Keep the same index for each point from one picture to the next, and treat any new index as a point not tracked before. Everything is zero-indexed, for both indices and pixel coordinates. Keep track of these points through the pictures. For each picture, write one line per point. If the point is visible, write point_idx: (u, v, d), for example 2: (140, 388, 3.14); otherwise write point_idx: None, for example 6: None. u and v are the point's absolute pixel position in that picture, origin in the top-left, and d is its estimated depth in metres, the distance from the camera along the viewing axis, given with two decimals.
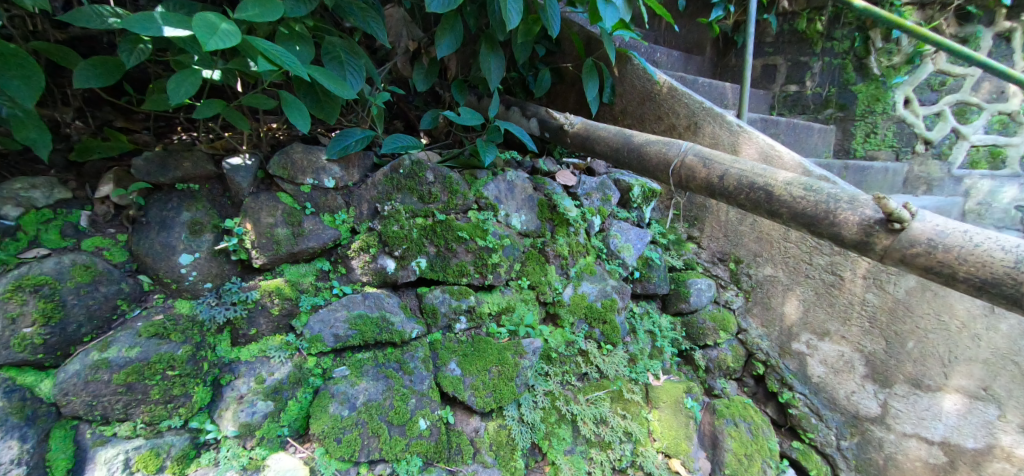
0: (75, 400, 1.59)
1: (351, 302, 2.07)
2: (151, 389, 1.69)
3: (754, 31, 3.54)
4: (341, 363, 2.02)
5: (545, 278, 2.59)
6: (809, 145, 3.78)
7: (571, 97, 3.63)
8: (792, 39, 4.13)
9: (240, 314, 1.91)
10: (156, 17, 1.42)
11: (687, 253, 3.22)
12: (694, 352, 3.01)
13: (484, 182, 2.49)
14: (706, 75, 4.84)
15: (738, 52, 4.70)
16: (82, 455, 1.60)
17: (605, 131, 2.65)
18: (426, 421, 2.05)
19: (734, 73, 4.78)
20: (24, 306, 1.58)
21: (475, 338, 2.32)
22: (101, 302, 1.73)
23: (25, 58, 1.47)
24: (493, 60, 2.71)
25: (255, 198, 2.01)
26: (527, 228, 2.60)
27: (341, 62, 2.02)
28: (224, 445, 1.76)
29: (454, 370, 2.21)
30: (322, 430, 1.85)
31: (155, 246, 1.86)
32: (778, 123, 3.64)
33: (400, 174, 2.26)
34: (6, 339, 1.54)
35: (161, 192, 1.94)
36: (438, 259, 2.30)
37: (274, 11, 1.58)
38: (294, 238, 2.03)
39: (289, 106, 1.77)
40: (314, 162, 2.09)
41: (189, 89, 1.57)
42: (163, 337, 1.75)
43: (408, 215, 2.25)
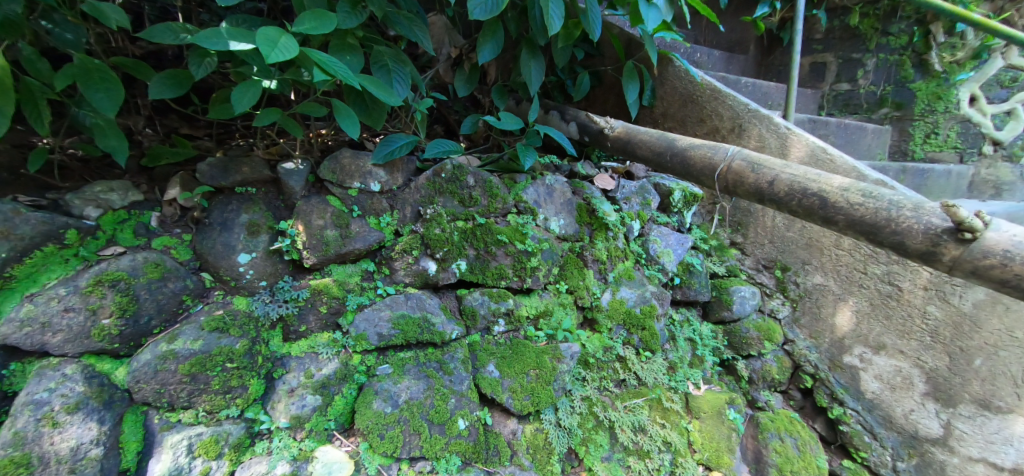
0: (145, 387, 1.71)
1: (394, 303, 2.14)
2: (212, 379, 1.79)
3: (801, 29, 3.41)
4: (384, 361, 2.08)
5: (584, 283, 2.58)
6: (863, 147, 3.59)
7: (610, 101, 3.61)
8: (843, 35, 3.94)
9: (292, 311, 2.00)
10: (223, 32, 1.51)
11: (730, 260, 3.15)
12: (737, 362, 2.91)
13: (523, 186, 2.52)
14: (749, 75, 4.68)
15: (783, 50, 4.53)
16: (151, 439, 1.72)
17: (647, 134, 2.61)
18: (465, 421, 2.08)
19: (779, 72, 4.60)
20: (103, 299, 1.71)
21: (514, 341, 2.34)
22: (169, 297, 1.85)
23: (107, 72, 1.63)
24: (534, 65, 2.74)
25: (307, 201, 2.11)
26: (565, 232, 2.61)
27: (389, 70, 2.09)
28: (276, 436, 1.85)
29: (493, 372, 2.24)
30: (367, 426, 1.91)
31: (217, 245, 1.98)
32: (828, 123, 3.48)
33: (442, 178, 2.30)
34: (88, 329, 1.68)
35: (223, 195, 2.07)
36: (478, 262, 2.34)
37: (327, 23, 1.65)
38: (342, 239, 2.12)
39: (341, 113, 1.84)
40: (361, 166, 2.18)
41: (252, 98, 1.68)
42: (222, 331, 1.85)
43: (449, 218, 2.30)
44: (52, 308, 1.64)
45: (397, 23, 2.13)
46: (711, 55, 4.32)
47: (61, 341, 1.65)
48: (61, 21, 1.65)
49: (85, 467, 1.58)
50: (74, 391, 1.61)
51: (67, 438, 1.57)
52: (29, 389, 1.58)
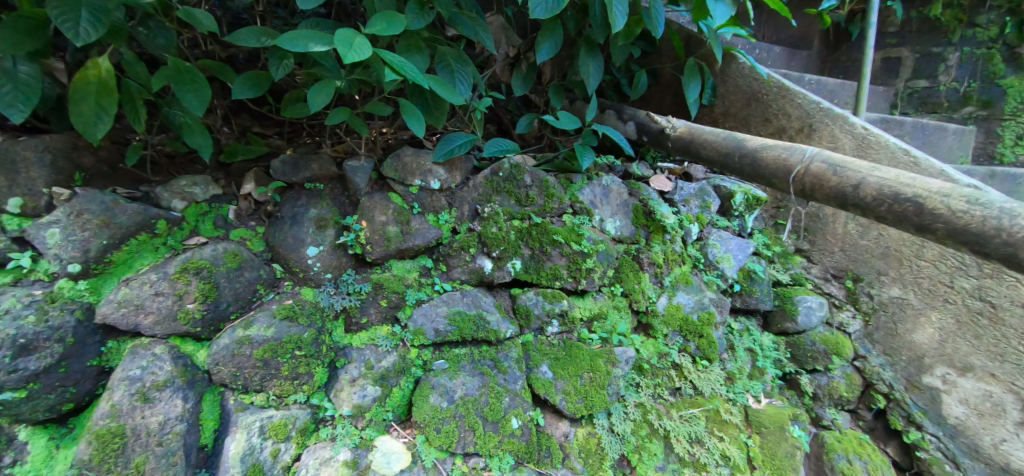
0: (223, 369, 1.83)
1: (451, 299, 2.17)
2: (282, 365, 1.88)
3: (875, 21, 3.19)
4: (440, 357, 2.12)
5: (639, 286, 2.51)
6: (941, 149, 3.25)
7: (667, 100, 3.50)
8: (920, 29, 3.64)
9: (354, 303, 2.08)
10: (302, 34, 1.58)
11: (795, 268, 2.96)
12: (800, 376, 2.72)
13: (579, 186, 2.50)
14: (812, 72, 4.41)
15: (852, 45, 4.28)
16: (227, 418, 1.83)
17: (713, 134, 2.52)
18: (519, 420, 2.07)
19: (846, 69, 4.33)
20: (188, 285, 1.83)
21: (568, 343, 2.31)
22: (245, 285, 1.96)
23: (196, 74, 1.75)
24: (592, 63, 2.69)
25: (370, 198, 2.18)
26: (621, 234, 2.56)
27: (452, 70, 2.12)
28: (340, 423, 1.92)
29: (547, 373, 2.22)
30: (424, 419, 1.95)
31: (288, 238, 2.09)
32: (902, 123, 3.21)
33: (500, 177, 2.33)
34: (175, 312, 1.81)
35: (293, 190, 2.17)
36: (532, 262, 2.33)
37: (397, 24, 1.69)
38: (403, 235, 2.17)
39: (407, 111, 1.89)
40: (422, 164, 2.23)
41: (325, 98, 1.75)
42: (292, 320, 1.94)
43: (506, 217, 2.31)
44: (145, 291, 1.78)
45: (460, 24, 2.16)
46: (770, 51, 4.13)
47: (152, 322, 1.79)
48: (157, 26, 1.79)
49: (171, 440, 1.71)
50: (163, 369, 1.75)
51: (157, 412, 1.70)
52: (125, 366, 1.73)
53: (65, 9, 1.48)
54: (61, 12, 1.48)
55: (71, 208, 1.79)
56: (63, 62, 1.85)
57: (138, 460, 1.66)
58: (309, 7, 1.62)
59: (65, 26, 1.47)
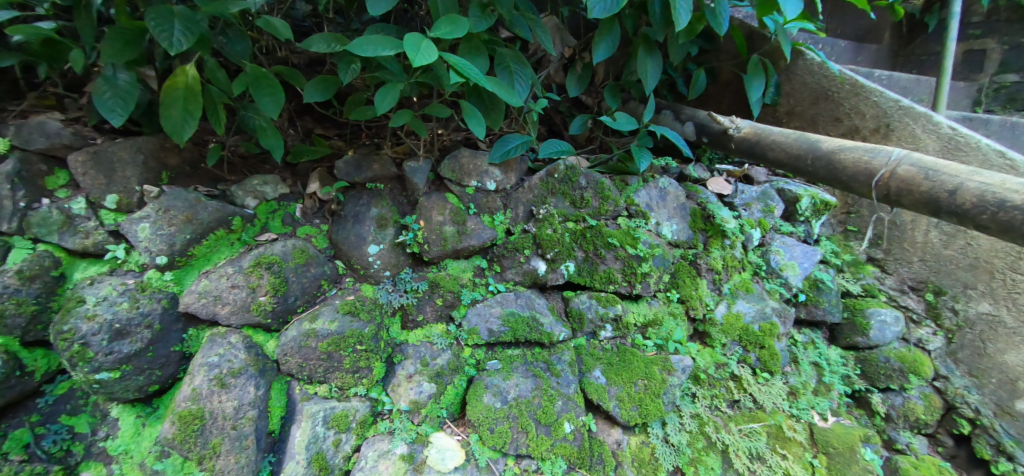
0: (291, 359, 1.92)
1: (505, 300, 2.18)
2: (344, 358, 1.95)
3: (960, 12, 2.96)
4: (493, 357, 2.13)
5: (696, 292, 2.42)
6: None
7: (726, 100, 3.35)
8: (1011, 17, 3.44)
9: (411, 301, 2.13)
10: (372, 40, 1.63)
11: (867, 278, 2.75)
12: (871, 395, 2.51)
13: (635, 188, 2.46)
14: (882, 67, 4.13)
15: (929, 38, 3.93)
16: (293, 406, 1.92)
17: (782, 135, 2.44)
18: (571, 425, 2.05)
19: (920, 63, 3.98)
20: (261, 279, 1.94)
21: (621, 348, 2.27)
22: (311, 280, 2.05)
23: (272, 80, 1.85)
24: (651, 62, 2.62)
25: (428, 198, 2.23)
26: (678, 238, 2.48)
27: (511, 71, 2.13)
28: (397, 418, 1.97)
29: (600, 378, 2.18)
30: (478, 418, 1.97)
31: (350, 236, 2.16)
32: (987, 122, 2.98)
33: (555, 178, 2.32)
34: (249, 303, 1.92)
35: (355, 190, 2.24)
36: (586, 264, 2.31)
37: (460, 28, 1.71)
38: (459, 235, 2.20)
39: (468, 113, 1.92)
40: (479, 165, 2.25)
41: (391, 101, 1.81)
42: (354, 315, 2.02)
43: (561, 219, 2.30)
44: (222, 284, 1.91)
45: (519, 26, 2.17)
46: (835, 46, 3.90)
47: (228, 312, 1.91)
48: (237, 34, 1.90)
49: (244, 425, 1.81)
50: (238, 357, 1.86)
51: (232, 397, 1.81)
52: (205, 352, 1.85)
53: (162, 21, 1.61)
54: (159, 24, 1.61)
55: (160, 205, 1.94)
56: (155, 69, 2.00)
57: (215, 441, 1.79)
58: (379, 12, 1.67)
59: (162, 36, 1.60)
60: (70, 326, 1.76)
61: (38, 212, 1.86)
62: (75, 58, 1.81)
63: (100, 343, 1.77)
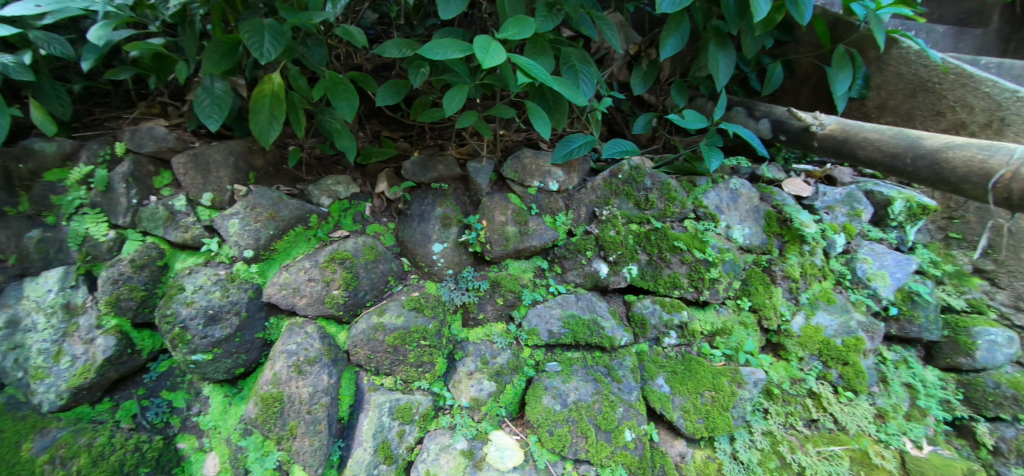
0: (360, 351, 2.02)
1: (565, 302, 2.17)
2: (409, 353, 2.02)
3: None
4: (552, 358, 2.12)
5: (770, 301, 2.27)
6: None
7: (803, 95, 3.05)
8: None
9: (472, 299, 2.16)
10: (442, 43, 1.68)
11: (972, 292, 2.45)
12: (976, 424, 2.21)
13: (703, 189, 2.36)
14: (990, 54, 3.68)
15: None
16: (360, 395, 2.01)
17: (875, 132, 2.25)
18: (632, 433, 1.99)
19: None
20: (334, 273, 2.05)
21: (687, 356, 2.17)
22: (380, 275, 2.14)
23: (347, 85, 1.95)
24: (723, 56, 2.49)
25: (491, 198, 2.26)
26: (750, 243, 2.34)
27: (576, 71, 2.11)
28: (458, 413, 2.00)
29: (663, 386, 2.10)
30: (537, 419, 1.96)
31: (416, 234, 2.23)
32: None
33: (619, 179, 2.27)
34: (323, 296, 2.04)
35: (421, 189, 2.31)
36: (650, 268, 2.25)
37: (528, 28, 1.71)
38: (521, 236, 2.20)
39: (533, 114, 1.92)
40: (541, 166, 2.26)
41: (459, 103, 1.85)
42: (419, 311, 2.08)
43: (624, 220, 2.26)
44: (301, 277, 2.04)
45: (585, 25, 2.18)
46: (932, 32, 3.53)
47: (305, 304, 2.04)
48: (316, 43, 2.03)
49: (318, 410, 1.93)
50: (314, 347, 1.99)
51: (307, 384, 1.94)
52: (285, 340, 2.00)
53: (254, 33, 1.75)
54: (252, 36, 1.74)
55: (248, 203, 2.11)
56: (245, 78, 2.17)
57: (292, 423, 1.92)
58: (451, 16, 1.69)
59: (254, 47, 1.74)
60: (173, 310, 1.96)
61: (148, 208, 2.10)
62: (180, 70, 2.01)
63: (197, 327, 1.96)
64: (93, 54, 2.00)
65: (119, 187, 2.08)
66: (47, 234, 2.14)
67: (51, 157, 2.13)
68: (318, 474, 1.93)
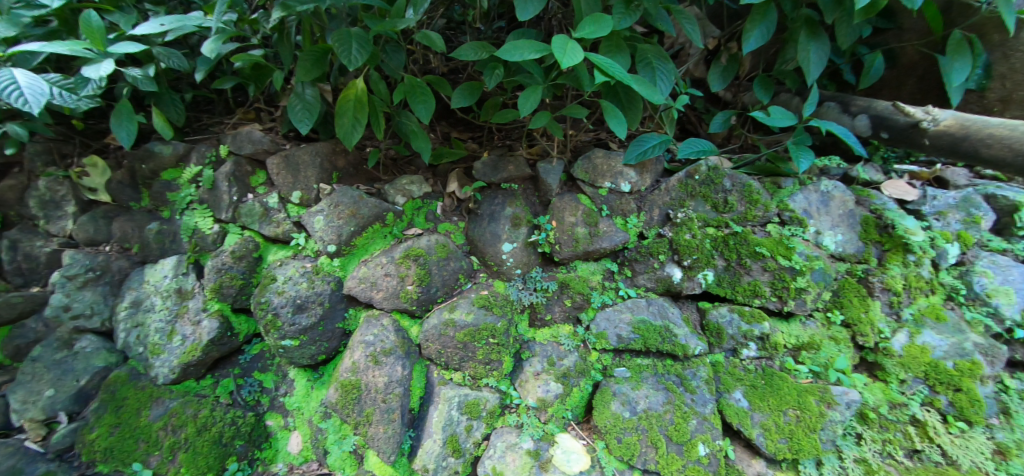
0: (431, 345, 2.09)
1: (635, 307, 2.12)
2: (478, 349, 2.06)
3: None
4: (621, 364, 2.07)
5: (866, 315, 2.05)
6: None
7: (908, 86, 2.72)
8: None
9: (540, 299, 2.17)
10: (518, 44, 1.69)
11: None
12: None
13: (789, 192, 2.20)
14: None
15: None
16: (430, 388, 2.09)
17: (1003, 128, 2.07)
18: (707, 448, 1.89)
19: None
20: (409, 269, 2.14)
21: (768, 370, 2.03)
22: (451, 273, 2.20)
23: (424, 88, 2.03)
24: (814, 47, 2.29)
25: (561, 199, 2.25)
26: (844, 251, 2.14)
27: (653, 68, 2.05)
28: (525, 413, 2.01)
29: (741, 401, 1.97)
30: (605, 425, 1.93)
31: (486, 234, 2.26)
32: None
33: (696, 180, 2.18)
34: (398, 291, 2.13)
35: (491, 189, 2.34)
36: (727, 274, 2.14)
37: (605, 26, 1.68)
38: (591, 237, 2.17)
39: (609, 113, 1.88)
40: (613, 166, 2.22)
41: (533, 103, 1.86)
42: (488, 309, 2.11)
43: (701, 223, 2.16)
44: (378, 271, 2.15)
45: (662, 21, 2.08)
46: None
47: (381, 297, 2.14)
48: (395, 49, 2.13)
49: (392, 400, 2.02)
50: (389, 339, 2.08)
51: (382, 374, 2.03)
52: (364, 331, 2.11)
53: (343, 42, 1.86)
54: (341, 44, 1.86)
55: (332, 201, 2.25)
56: (331, 85, 2.33)
57: (369, 410, 2.03)
58: (528, 17, 1.69)
59: (343, 54, 1.85)
60: (267, 298, 2.16)
61: (246, 204, 2.30)
62: (276, 78, 2.19)
63: (287, 314, 2.13)
64: (205, 66, 2.23)
65: (222, 185, 2.31)
66: (164, 226, 2.41)
67: (168, 159, 2.41)
68: (391, 460, 2.02)
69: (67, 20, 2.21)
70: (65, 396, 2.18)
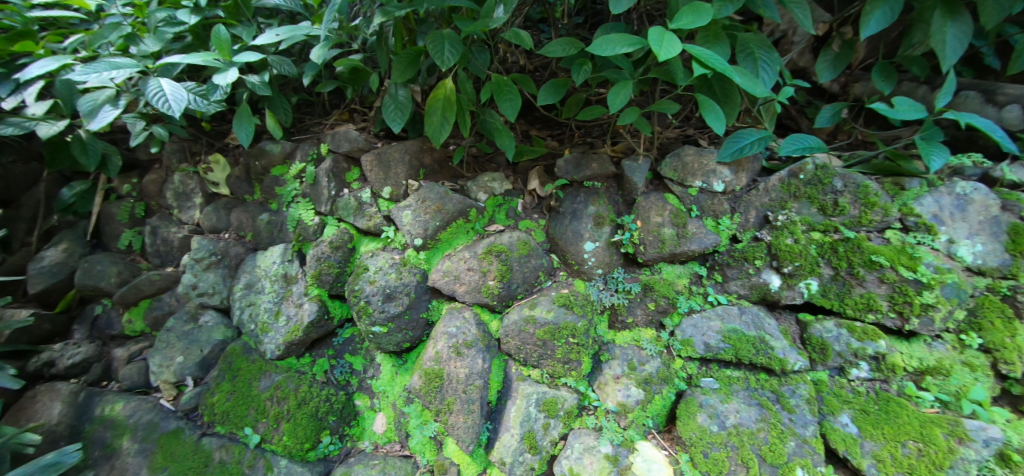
0: (511, 340, 2.12)
1: (726, 315, 2.00)
2: (558, 348, 2.04)
3: None
4: (708, 374, 1.97)
5: (1013, 340, 1.74)
6: None
7: None
8: None
9: (622, 301, 2.10)
10: (611, 39, 1.65)
11: None
12: None
13: (916, 194, 1.94)
14: None
15: None
16: (508, 382, 2.12)
17: None
18: (806, 473, 1.73)
19: None
20: (491, 265, 2.18)
21: (882, 394, 1.81)
22: (532, 270, 2.21)
23: (511, 86, 2.05)
24: (953, 28, 1.97)
25: (647, 198, 2.17)
26: (984, 264, 1.84)
27: (755, 58, 1.91)
28: (605, 417, 1.97)
29: (849, 426, 1.78)
30: (691, 437, 1.84)
31: (567, 232, 2.22)
32: None
33: (800, 179, 2.02)
34: (480, 285, 2.18)
35: (573, 187, 2.31)
36: (835, 285, 1.94)
37: (705, 15, 1.58)
38: (678, 238, 2.07)
39: (706, 108, 1.78)
40: (705, 164, 2.09)
41: (623, 98, 1.82)
42: (568, 308, 2.10)
43: (805, 227, 1.99)
44: (462, 266, 2.23)
45: (766, 6, 1.92)
46: None
47: (464, 291, 2.21)
48: (481, 48, 2.17)
49: (472, 391, 2.08)
50: (471, 332, 2.15)
51: (463, 365, 2.10)
52: (447, 323, 2.20)
53: (437, 43, 1.94)
54: (435, 46, 1.93)
55: (419, 196, 2.36)
56: (420, 85, 2.44)
57: (450, 399, 2.10)
58: (621, 9, 1.64)
59: (436, 55, 1.92)
60: (360, 286, 2.31)
61: (343, 199, 2.48)
62: (373, 80, 2.33)
63: (377, 302, 2.26)
64: (312, 70, 2.43)
65: (323, 180, 2.51)
66: (273, 217, 2.68)
67: (277, 156, 2.66)
68: (469, 450, 2.07)
69: (200, 34, 2.53)
70: (192, 363, 2.50)
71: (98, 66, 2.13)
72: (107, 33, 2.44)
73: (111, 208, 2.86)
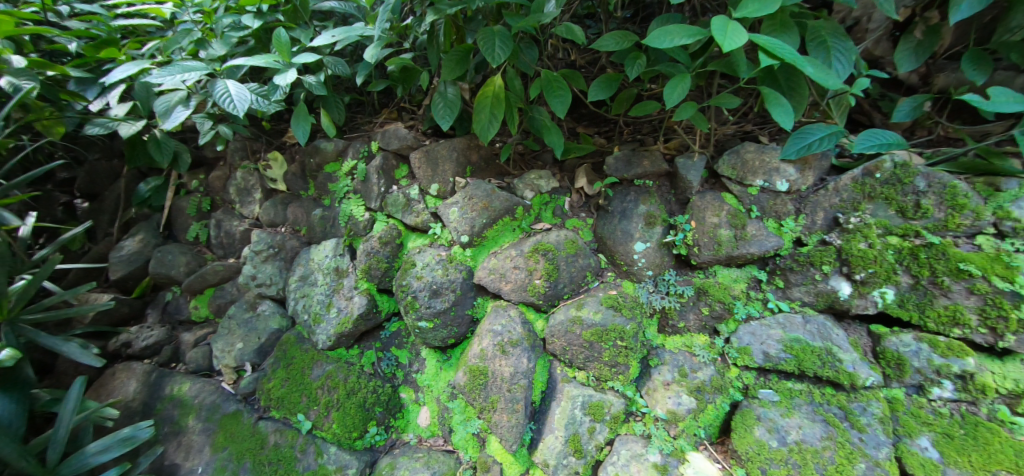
0: (557, 340, 2.08)
1: (788, 323, 1.88)
2: (605, 351, 1.99)
3: None
4: (766, 385, 1.85)
5: None
6: None
7: None
8: None
9: (674, 305, 2.03)
10: (668, 30, 1.57)
11: None
12: None
13: (1014, 195, 1.73)
14: None
15: None
16: (553, 383, 2.09)
17: None
18: None
19: None
20: (537, 263, 2.16)
21: (969, 418, 1.63)
22: (579, 270, 2.17)
23: (561, 81, 2.01)
24: None
25: (702, 197, 2.07)
26: None
27: (828, 48, 1.77)
28: (654, 424, 1.90)
29: (928, 450, 1.63)
30: (747, 452, 1.74)
31: (617, 231, 2.17)
32: None
33: (876, 178, 1.86)
34: (526, 284, 2.16)
35: (622, 186, 2.25)
36: (914, 294, 1.78)
37: (773, 2, 1.48)
38: (736, 240, 1.96)
39: (771, 102, 1.67)
40: (766, 162, 1.97)
41: (681, 93, 1.73)
42: (617, 309, 2.04)
43: (881, 231, 1.84)
44: (508, 264, 2.21)
45: None
46: None
47: (509, 289, 2.20)
48: (529, 44, 2.14)
49: (516, 390, 2.06)
50: (516, 330, 2.13)
51: (508, 364, 2.09)
52: (493, 321, 2.19)
53: (488, 40, 1.92)
54: (486, 43, 1.93)
55: (466, 194, 2.36)
56: (469, 83, 2.44)
57: (494, 397, 2.09)
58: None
59: (487, 52, 1.91)
60: (407, 281, 2.35)
61: (392, 195, 2.53)
62: (423, 79, 2.36)
63: (424, 298, 2.29)
64: (365, 70, 2.48)
65: (373, 177, 2.57)
66: (326, 212, 2.77)
67: (331, 154, 2.75)
68: (512, 449, 2.06)
69: (262, 38, 2.66)
70: (250, 350, 2.64)
71: (173, 69, 2.27)
72: (179, 38, 2.58)
73: (181, 202, 3.06)
